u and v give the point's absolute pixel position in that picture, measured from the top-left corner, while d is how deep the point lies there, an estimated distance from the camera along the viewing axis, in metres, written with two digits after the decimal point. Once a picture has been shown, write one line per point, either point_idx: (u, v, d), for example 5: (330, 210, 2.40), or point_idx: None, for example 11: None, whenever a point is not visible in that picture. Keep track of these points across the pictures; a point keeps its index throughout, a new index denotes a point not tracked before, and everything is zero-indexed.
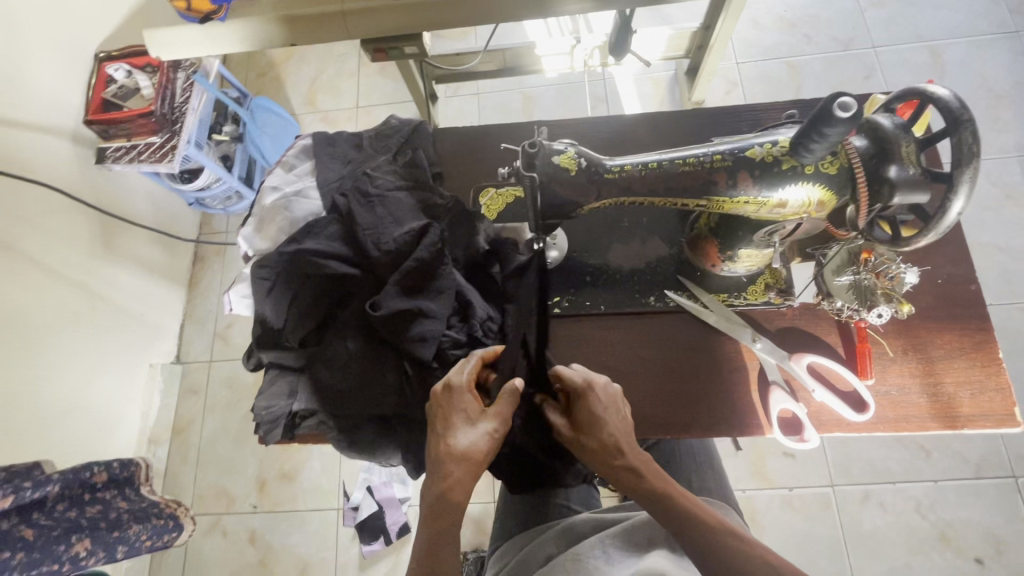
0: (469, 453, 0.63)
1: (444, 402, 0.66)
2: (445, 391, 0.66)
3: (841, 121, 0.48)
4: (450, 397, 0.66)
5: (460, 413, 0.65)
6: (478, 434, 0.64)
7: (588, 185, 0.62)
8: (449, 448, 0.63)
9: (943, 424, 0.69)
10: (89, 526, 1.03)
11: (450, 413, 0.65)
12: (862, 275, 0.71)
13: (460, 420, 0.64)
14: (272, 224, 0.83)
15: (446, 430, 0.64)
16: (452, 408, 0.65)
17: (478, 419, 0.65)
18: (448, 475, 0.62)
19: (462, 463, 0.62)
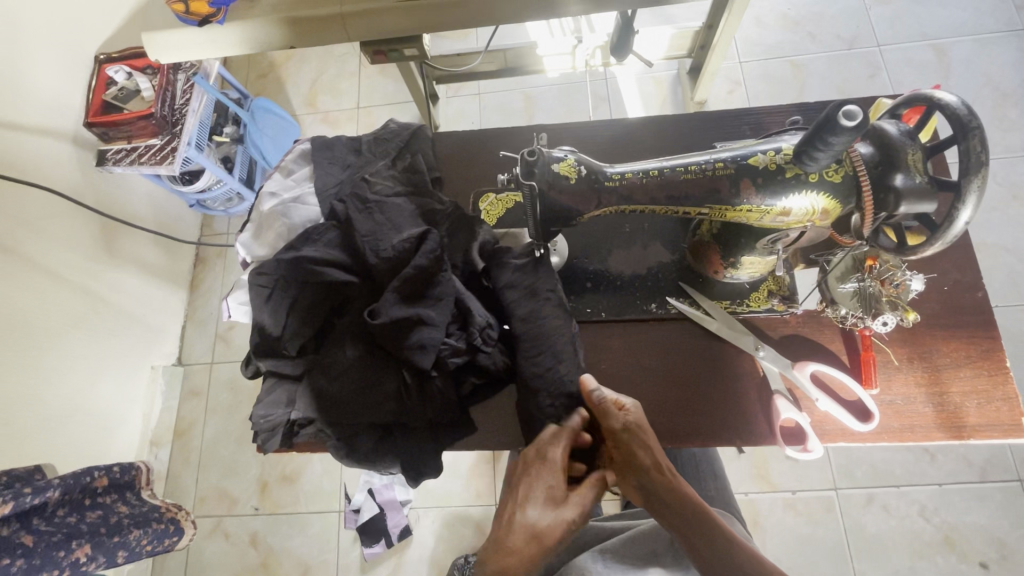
0: (545, 532, 0.66)
1: (531, 473, 0.70)
2: (536, 461, 0.70)
3: (846, 130, 0.47)
4: (540, 469, 0.70)
5: (545, 488, 0.68)
6: (558, 519, 0.67)
7: (588, 194, 0.61)
8: (527, 522, 0.67)
9: (949, 434, 0.69)
10: (89, 532, 1.03)
11: (536, 486, 0.69)
12: (866, 282, 0.70)
13: (542, 495, 0.68)
14: (270, 230, 0.82)
15: (529, 503, 0.68)
16: (539, 480, 0.69)
17: (562, 500, 0.68)
18: (521, 547, 0.66)
19: (536, 542, 0.66)
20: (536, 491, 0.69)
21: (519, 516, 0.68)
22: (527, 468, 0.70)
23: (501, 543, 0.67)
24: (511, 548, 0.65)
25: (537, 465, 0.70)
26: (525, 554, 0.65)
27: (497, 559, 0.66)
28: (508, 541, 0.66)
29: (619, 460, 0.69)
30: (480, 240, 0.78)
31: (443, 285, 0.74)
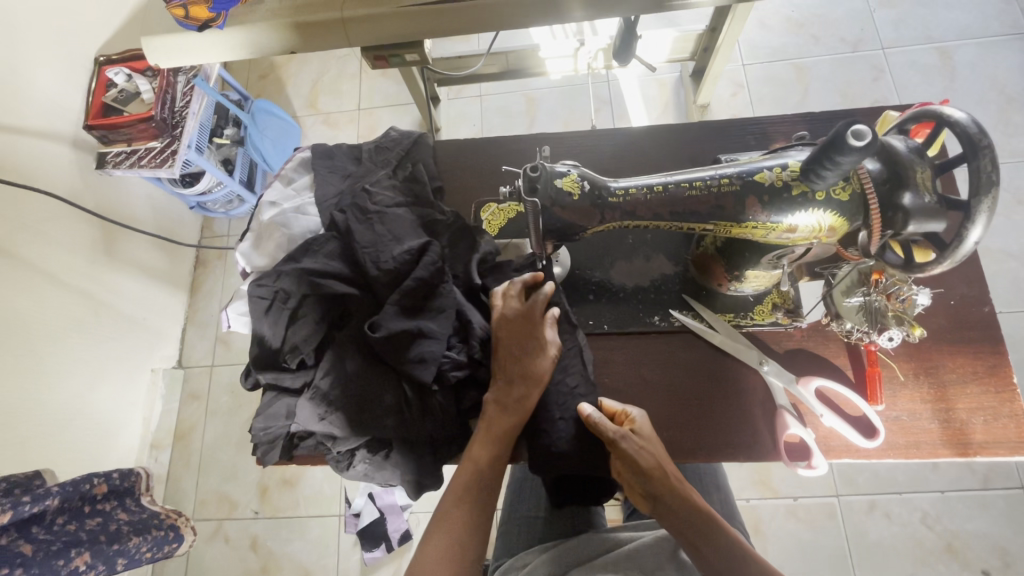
0: (534, 383, 0.70)
1: (510, 326, 0.71)
2: (506, 320, 0.72)
3: (854, 150, 0.46)
4: (511, 325, 0.71)
5: (528, 342, 0.71)
6: (543, 365, 0.71)
7: (591, 210, 0.60)
8: (517, 378, 0.70)
9: (955, 451, 0.68)
10: (88, 540, 1.02)
11: (518, 341, 0.71)
12: (872, 297, 0.68)
13: (525, 346, 0.71)
14: (269, 241, 0.82)
15: (513, 357, 0.70)
16: (524, 339, 0.71)
17: (543, 351, 0.71)
18: (514, 405, 0.69)
19: (529, 392, 0.70)
20: (513, 349, 0.71)
21: (508, 373, 0.70)
22: (503, 324, 0.72)
23: (493, 405, 0.70)
24: (507, 404, 0.69)
25: (517, 317, 0.72)
26: (521, 409, 0.69)
27: (494, 422, 0.69)
28: (503, 402, 0.69)
29: (622, 470, 0.67)
30: (481, 252, 0.78)
31: (444, 297, 0.74)
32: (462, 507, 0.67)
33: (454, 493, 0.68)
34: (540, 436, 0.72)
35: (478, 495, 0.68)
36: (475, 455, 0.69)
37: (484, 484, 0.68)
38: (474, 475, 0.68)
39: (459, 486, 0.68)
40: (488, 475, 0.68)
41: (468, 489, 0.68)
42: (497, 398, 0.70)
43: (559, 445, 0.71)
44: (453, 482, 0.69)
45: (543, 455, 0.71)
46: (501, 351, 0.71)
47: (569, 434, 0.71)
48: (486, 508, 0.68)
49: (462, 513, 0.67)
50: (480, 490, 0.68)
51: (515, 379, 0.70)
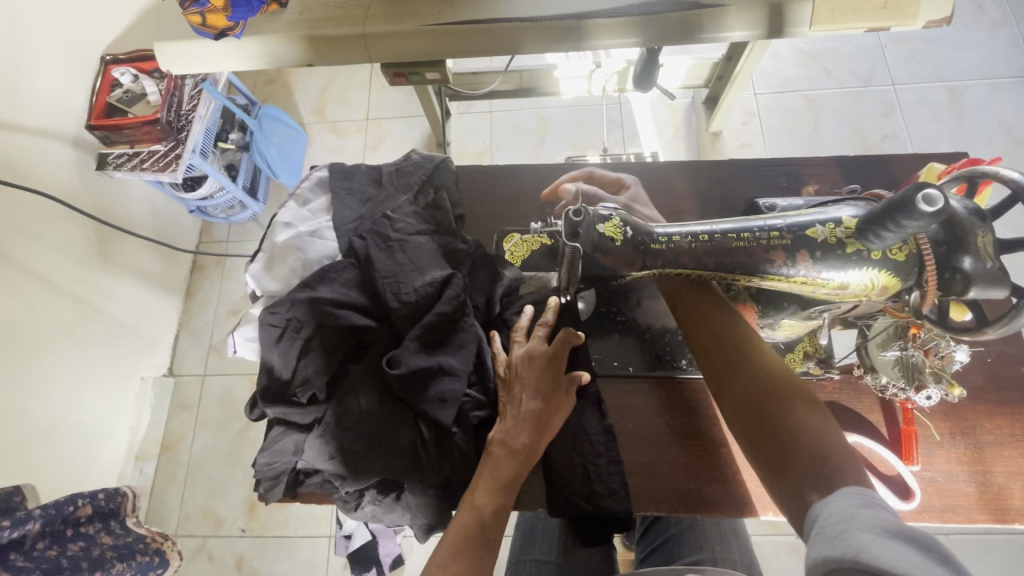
0: (548, 431, 0.66)
1: (529, 368, 0.68)
2: (525, 361, 0.69)
3: (924, 216, 0.44)
4: (529, 367, 0.68)
5: (547, 386, 0.68)
6: (559, 413, 0.67)
7: (633, 255, 0.57)
8: (529, 421, 0.66)
9: (993, 516, 0.65)
10: (70, 567, 0.96)
11: (537, 384, 0.67)
12: (910, 351, 0.66)
13: (541, 389, 0.67)
14: (283, 264, 0.78)
15: (529, 399, 0.67)
16: (543, 382, 0.68)
17: (562, 400, 0.68)
18: (524, 451, 0.65)
19: (541, 438, 0.66)
20: (526, 389, 0.67)
21: (519, 414, 0.66)
22: (519, 366, 0.69)
23: (500, 447, 0.65)
24: (515, 448, 0.64)
25: (539, 359, 0.69)
26: (530, 455, 0.65)
27: (501, 466, 0.64)
28: (510, 443, 0.65)
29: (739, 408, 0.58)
30: (502, 285, 0.76)
31: (466, 331, 0.72)
32: (459, 560, 0.59)
33: (450, 541, 0.60)
34: (560, 486, 0.69)
35: (478, 547, 0.60)
36: (477, 502, 0.63)
37: (485, 532, 0.61)
38: (476, 523, 0.61)
39: (457, 535, 0.60)
40: (490, 525, 0.61)
41: (468, 539, 0.60)
42: (505, 441, 0.65)
43: (580, 491, 0.68)
44: (450, 531, 0.61)
45: (562, 496, 0.69)
46: (515, 392, 0.68)
47: (589, 479, 0.69)
48: (484, 565, 0.60)
49: (459, 566, 0.58)
50: (478, 539, 0.60)
51: (526, 422, 0.66)
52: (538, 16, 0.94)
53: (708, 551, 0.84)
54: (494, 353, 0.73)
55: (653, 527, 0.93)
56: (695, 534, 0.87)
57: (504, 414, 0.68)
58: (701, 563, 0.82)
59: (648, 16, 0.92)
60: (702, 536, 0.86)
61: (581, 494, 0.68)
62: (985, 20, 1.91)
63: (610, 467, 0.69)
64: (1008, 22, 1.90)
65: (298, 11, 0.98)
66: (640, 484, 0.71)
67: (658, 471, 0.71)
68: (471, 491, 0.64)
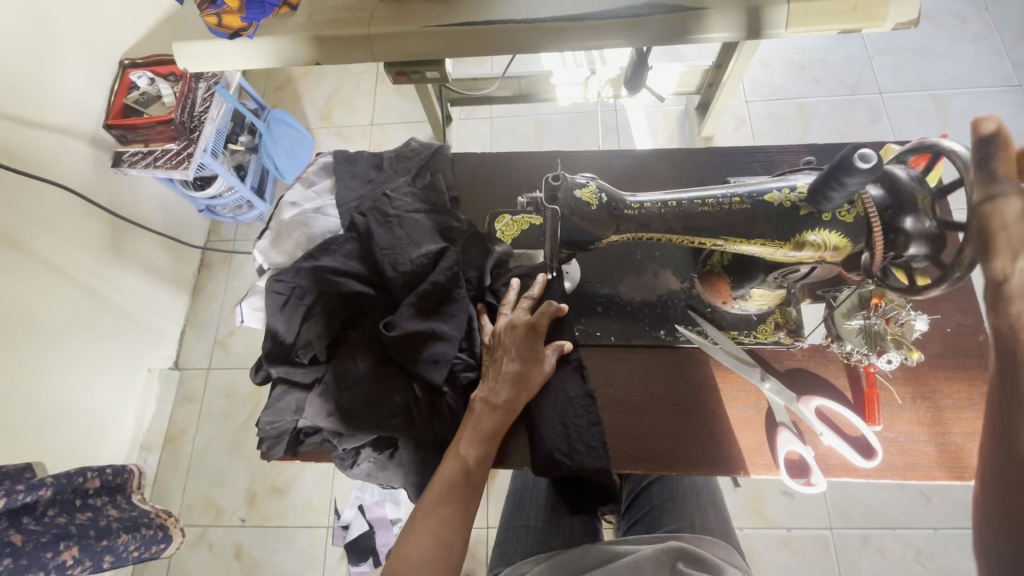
0: (527, 390, 0.72)
1: (512, 335, 0.74)
2: (508, 329, 0.75)
3: (860, 172, 0.50)
4: (511, 334, 0.74)
5: (528, 351, 0.73)
6: (538, 376, 0.73)
7: (608, 220, 0.62)
8: (510, 380, 0.72)
9: (951, 474, 0.69)
10: (78, 534, 1.02)
11: (518, 349, 0.73)
12: (872, 320, 0.71)
13: (522, 353, 0.73)
14: (289, 239, 0.83)
15: (510, 361, 0.73)
16: (524, 347, 0.73)
17: (540, 364, 0.74)
18: (504, 406, 0.71)
19: (520, 396, 0.72)
20: (508, 353, 0.73)
21: (500, 374, 0.72)
22: (504, 332, 0.75)
23: (482, 404, 0.71)
24: (496, 405, 0.71)
25: (522, 327, 0.74)
26: (509, 410, 0.71)
27: (483, 420, 0.71)
28: (491, 400, 0.71)
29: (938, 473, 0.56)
30: (493, 259, 0.81)
31: (457, 303, 0.77)
32: (446, 504, 0.67)
33: (438, 488, 0.67)
34: (542, 444, 0.74)
35: (461, 490, 0.68)
36: (461, 452, 0.69)
37: (469, 479, 0.68)
38: (461, 471, 0.68)
39: (444, 482, 0.68)
40: (473, 472, 0.69)
41: (454, 485, 0.68)
42: (487, 398, 0.71)
43: (560, 447, 0.73)
44: (437, 479, 0.68)
45: (543, 454, 0.73)
46: (498, 356, 0.74)
47: (568, 436, 0.74)
48: (468, 505, 0.68)
49: (448, 509, 0.66)
50: (462, 485, 0.68)
51: (508, 382, 0.72)
52: (531, 18, 1.01)
53: (688, 520, 0.88)
54: (481, 324, 0.79)
55: (636, 499, 0.97)
56: (675, 504, 0.91)
57: (488, 375, 0.74)
58: (680, 529, 0.86)
59: (633, 19, 0.99)
60: (682, 504, 0.90)
61: (560, 450, 0.73)
62: (969, 32, 1.99)
63: (589, 426, 0.75)
64: (990, 34, 1.98)
65: (308, 14, 1.05)
66: (620, 445, 0.75)
67: (637, 434, 0.76)
68: (456, 443, 0.70)
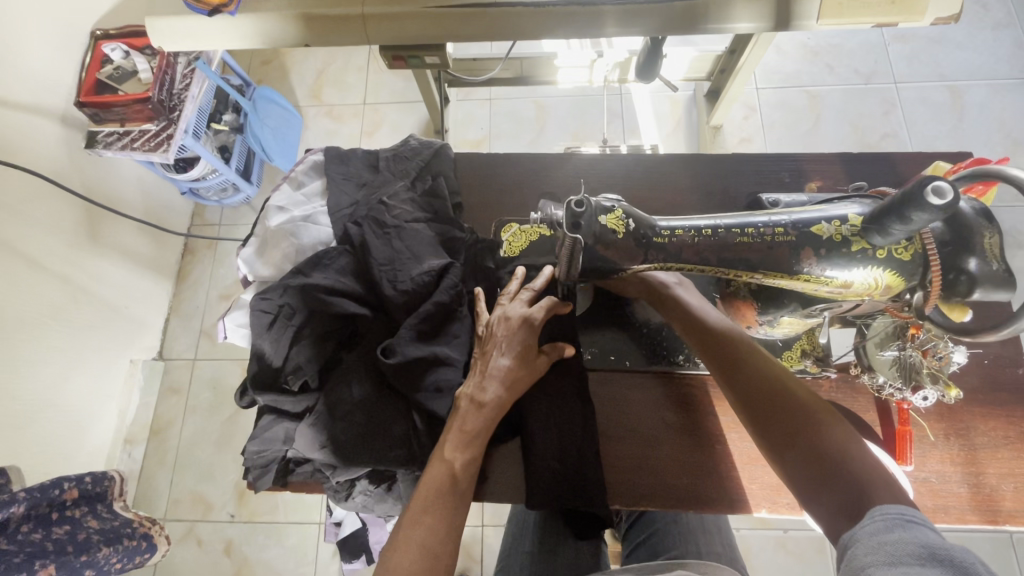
0: (519, 387, 0.66)
1: (505, 327, 0.68)
2: (500, 321, 0.68)
3: (930, 209, 0.44)
4: (503, 326, 0.68)
5: (523, 346, 0.67)
6: (530, 372, 0.67)
7: (635, 249, 0.55)
8: (501, 377, 0.65)
9: (983, 518, 0.65)
10: (54, 551, 0.96)
11: (511, 342, 0.67)
12: (907, 352, 0.66)
13: (516, 348, 0.67)
14: (276, 249, 0.76)
15: (500, 355, 0.66)
16: (516, 338, 0.67)
17: (533, 361, 0.68)
18: (493, 404, 0.64)
19: (510, 393, 0.65)
20: (497, 344, 0.67)
21: (488, 369, 0.66)
22: (501, 326, 0.68)
23: (469, 402, 0.64)
24: (485, 402, 0.64)
25: (515, 319, 0.68)
26: (498, 408, 0.64)
27: (468, 420, 0.63)
28: (479, 397, 0.64)
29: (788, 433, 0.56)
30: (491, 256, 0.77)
31: (460, 323, 0.72)
32: (430, 514, 0.57)
33: (422, 495, 0.58)
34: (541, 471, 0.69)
35: (449, 497, 0.58)
36: (447, 456, 0.61)
37: (455, 484, 0.59)
38: (446, 475, 0.60)
39: (428, 487, 0.59)
40: (461, 477, 0.60)
41: (439, 491, 0.58)
42: (474, 395, 0.65)
43: (555, 466, 0.69)
44: (421, 486, 0.59)
45: (540, 488, 0.69)
46: (488, 349, 0.68)
47: (567, 465, 0.70)
48: (458, 513, 0.58)
49: (433, 518, 0.56)
50: (448, 491, 0.59)
51: (497, 377, 0.65)
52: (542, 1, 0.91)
53: (693, 546, 0.83)
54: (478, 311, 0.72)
55: (639, 521, 0.93)
56: (680, 528, 0.86)
57: (481, 372, 0.66)
58: (685, 556, 0.82)
59: (652, 4, 0.90)
60: (692, 533, 0.85)
61: (569, 483, 0.69)
62: (989, 20, 1.90)
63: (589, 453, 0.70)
64: (1012, 23, 1.89)
65: None
66: (634, 479, 0.71)
67: (651, 466, 0.71)
68: (440, 448, 0.62)
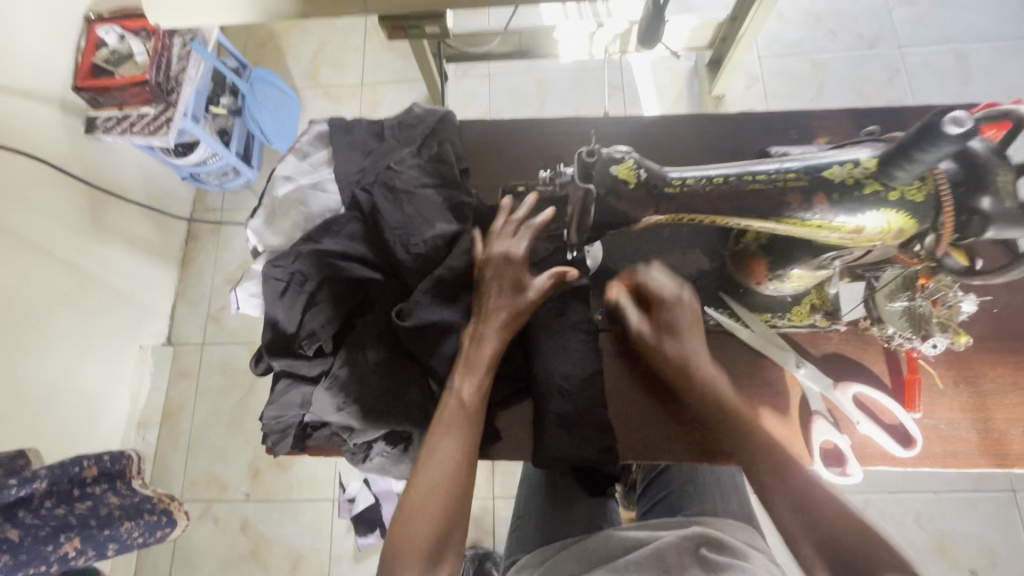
0: (516, 319, 0.68)
1: (496, 263, 0.69)
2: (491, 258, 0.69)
3: (951, 138, 0.43)
4: (494, 263, 0.69)
5: (514, 282, 0.68)
6: (526, 300, 0.68)
7: (646, 200, 0.55)
8: (498, 313, 0.67)
9: (991, 461, 0.67)
10: (78, 525, 0.97)
11: (503, 279, 0.68)
12: (917, 302, 0.66)
13: (507, 284, 0.68)
14: (285, 219, 0.76)
15: (495, 292, 0.68)
16: (506, 275, 0.68)
17: (527, 290, 0.69)
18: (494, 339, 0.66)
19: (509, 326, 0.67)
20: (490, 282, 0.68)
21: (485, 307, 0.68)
22: (492, 262, 0.69)
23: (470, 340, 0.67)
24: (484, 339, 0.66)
25: (505, 255, 0.69)
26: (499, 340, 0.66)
27: (472, 356, 0.66)
28: (477, 336, 0.67)
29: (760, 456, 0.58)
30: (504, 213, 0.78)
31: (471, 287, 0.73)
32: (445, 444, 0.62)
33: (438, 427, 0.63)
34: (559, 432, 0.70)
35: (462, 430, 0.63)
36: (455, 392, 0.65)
37: (466, 417, 0.63)
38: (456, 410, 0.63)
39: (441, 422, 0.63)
40: (470, 409, 0.64)
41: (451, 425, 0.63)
42: (473, 334, 0.67)
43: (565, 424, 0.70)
44: (436, 421, 0.64)
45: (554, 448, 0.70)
46: (483, 286, 0.69)
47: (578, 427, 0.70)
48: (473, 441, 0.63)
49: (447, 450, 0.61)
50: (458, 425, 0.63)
51: (493, 313, 0.67)
52: None
53: (706, 504, 0.85)
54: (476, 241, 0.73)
55: (653, 483, 0.94)
56: (695, 488, 0.88)
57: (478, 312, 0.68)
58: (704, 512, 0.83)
59: None
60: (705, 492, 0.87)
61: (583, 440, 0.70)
62: None
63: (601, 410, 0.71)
64: None
65: None
66: (644, 435, 0.73)
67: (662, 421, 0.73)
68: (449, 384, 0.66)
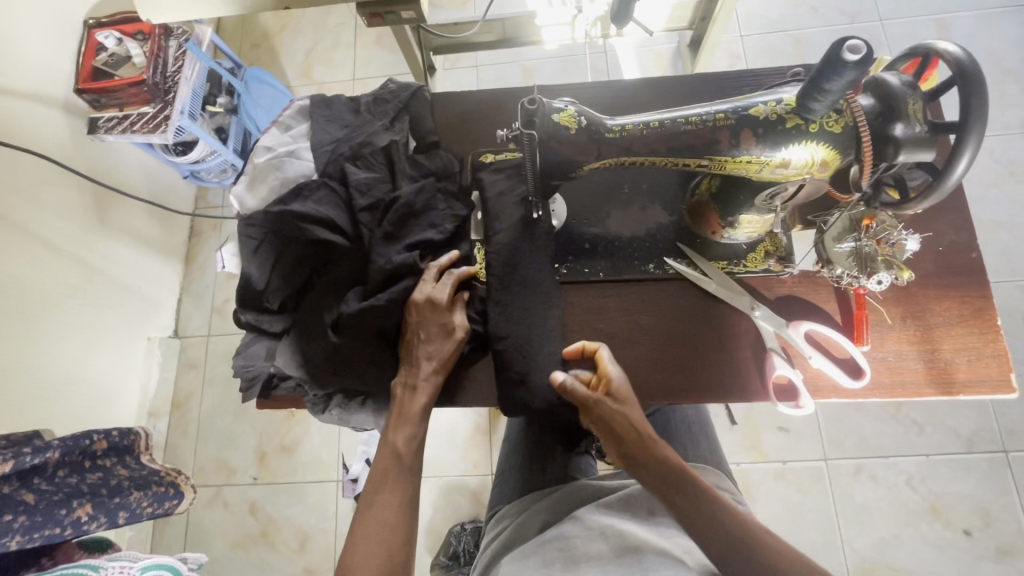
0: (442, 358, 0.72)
1: (420, 315, 0.73)
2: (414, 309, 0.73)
3: (849, 65, 0.47)
4: (418, 312, 0.73)
5: (437, 327, 0.72)
6: (451, 339, 0.72)
7: (588, 144, 0.60)
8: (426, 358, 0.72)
9: (938, 389, 0.70)
10: (89, 492, 0.94)
11: (427, 328, 0.72)
12: (863, 242, 0.70)
13: (432, 331, 0.72)
14: (263, 183, 0.81)
15: (421, 339, 0.72)
16: (429, 324, 0.72)
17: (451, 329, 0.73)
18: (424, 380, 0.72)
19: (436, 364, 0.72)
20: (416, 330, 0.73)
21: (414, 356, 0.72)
22: (417, 309, 0.73)
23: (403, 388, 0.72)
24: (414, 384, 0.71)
25: (426, 306, 0.73)
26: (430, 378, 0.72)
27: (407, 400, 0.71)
28: (410, 384, 0.72)
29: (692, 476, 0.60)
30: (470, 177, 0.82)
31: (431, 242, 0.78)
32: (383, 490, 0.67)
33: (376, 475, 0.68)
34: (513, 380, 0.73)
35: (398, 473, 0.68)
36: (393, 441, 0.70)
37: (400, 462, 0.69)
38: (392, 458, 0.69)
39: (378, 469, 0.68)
40: (403, 450, 0.69)
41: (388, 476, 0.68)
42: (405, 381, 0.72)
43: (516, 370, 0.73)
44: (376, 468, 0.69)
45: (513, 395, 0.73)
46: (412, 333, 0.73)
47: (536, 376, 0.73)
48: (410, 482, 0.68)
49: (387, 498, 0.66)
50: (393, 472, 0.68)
51: (422, 357, 0.72)
52: None
53: (681, 451, 0.89)
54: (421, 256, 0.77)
55: None
56: (670, 437, 0.92)
57: (409, 358, 0.73)
58: None
59: None
60: (676, 442, 0.91)
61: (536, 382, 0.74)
62: None
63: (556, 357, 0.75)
64: None
65: None
66: None
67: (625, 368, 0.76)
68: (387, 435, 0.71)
